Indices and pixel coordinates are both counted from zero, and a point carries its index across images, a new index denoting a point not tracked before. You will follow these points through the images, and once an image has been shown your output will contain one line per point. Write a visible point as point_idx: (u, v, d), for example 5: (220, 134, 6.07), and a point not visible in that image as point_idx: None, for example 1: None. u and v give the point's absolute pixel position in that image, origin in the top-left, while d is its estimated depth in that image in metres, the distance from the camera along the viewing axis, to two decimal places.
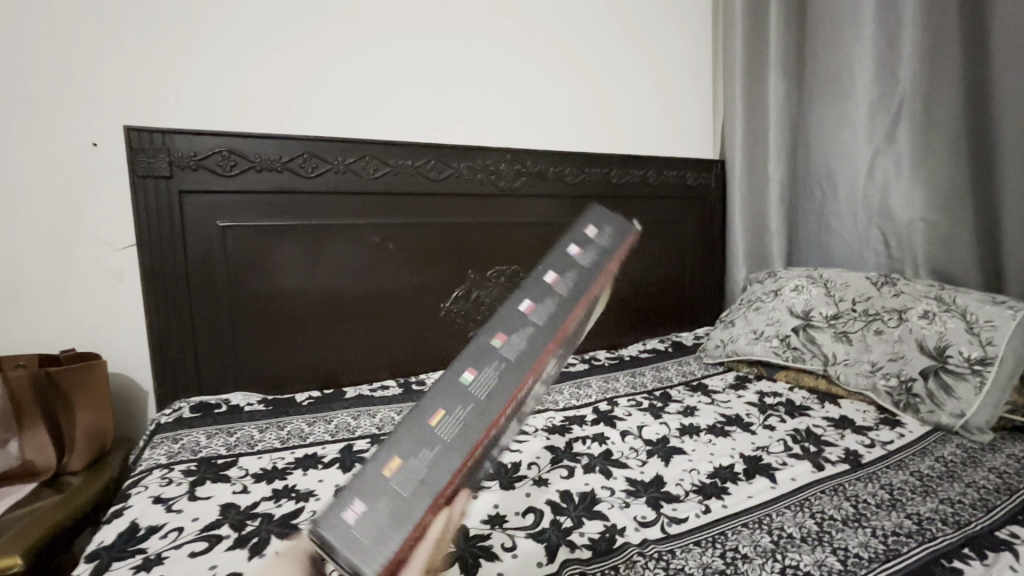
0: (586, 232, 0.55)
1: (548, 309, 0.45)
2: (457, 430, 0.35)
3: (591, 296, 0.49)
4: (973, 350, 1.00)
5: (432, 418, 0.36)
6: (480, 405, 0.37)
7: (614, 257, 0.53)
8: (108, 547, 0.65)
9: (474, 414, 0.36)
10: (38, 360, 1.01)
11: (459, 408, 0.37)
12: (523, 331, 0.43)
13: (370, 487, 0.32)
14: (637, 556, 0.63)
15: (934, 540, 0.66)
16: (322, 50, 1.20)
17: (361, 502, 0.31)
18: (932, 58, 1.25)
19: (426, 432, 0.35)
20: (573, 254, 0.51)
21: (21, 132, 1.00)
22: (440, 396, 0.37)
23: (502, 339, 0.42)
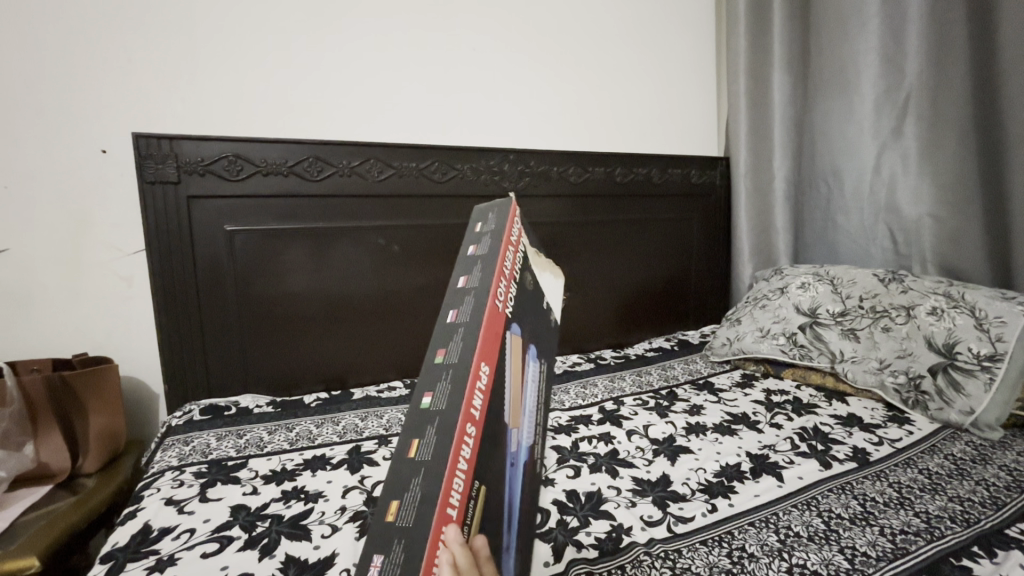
0: (474, 226, 0.43)
1: (470, 304, 0.35)
2: (433, 445, 0.31)
3: (513, 265, 0.39)
4: (982, 347, 0.99)
5: (405, 451, 0.31)
6: (446, 417, 0.31)
7: (510, 216, 0.41)
8: (122, 548, 0.66)
9: (444, 425, 0.31)
10: (52, 365, 1.03)
11: (429, 428, 0.31)
12: (456, 336, 0.34)
13: (376, 541, 0.29)
14: (643, 556, 0.63)
15: (942, 539, 0.65)
16: (325, 55, 1.21)
17: (378, 554, 0.28)
18: (940, 52, 1.24)
19: (406, 466, 0.30)
20: (472, 246, 0.40)
21: (31, 140, 1.02)
22: (404, 427, 0.32)
23: (442, 353, 0.34)
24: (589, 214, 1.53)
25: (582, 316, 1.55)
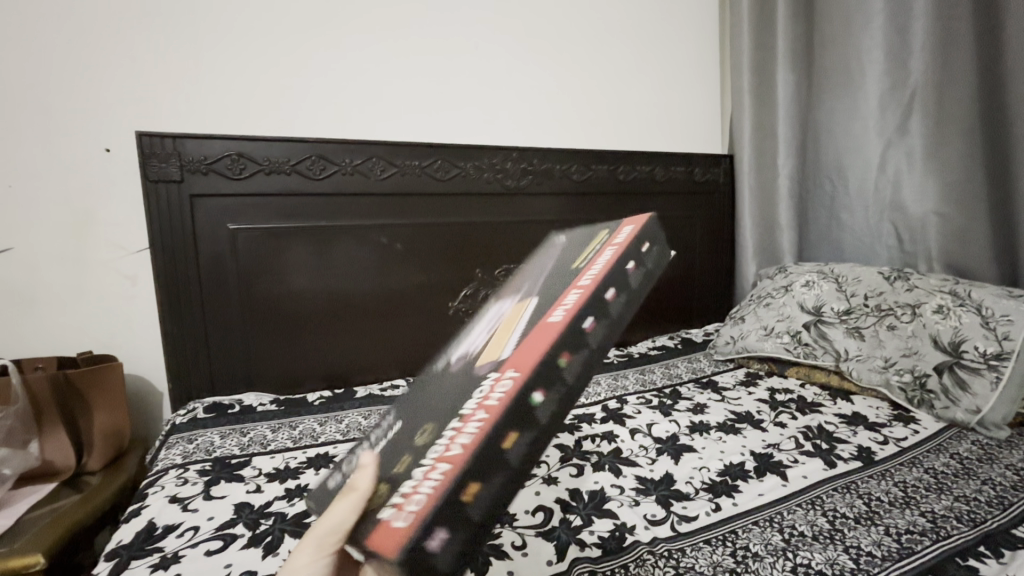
0: (643, 244, 0.48)
1: (604, 331, 0.41)
2: (530, 455, 0.34)
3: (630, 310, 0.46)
4: (989, 345, 0.99)
5: (505, 441, 0.33)
6: (546, 432, 0.35)
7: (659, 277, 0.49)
8: (126, 546, 0.66)
9: (541, 440, 0.35)
10: (56, 363, 1.03)
11: (530, 431, 0.34)
12: (583, 353, 0.39)
13: (447, 516, 0.30)
14: (647, 555, 0.63)
15: (948, 539, 0.65)
16: (327, 54, 1.21)
17: (443, 531, 0.30)
18: (947, 48, 1.22)
19: (499, 454, 0.33)
20: (632, 266, 0.46)
21: (35, 139, 1.02)
22: (511, 414, 0.34)
23: (568, 358, 0.38)
24: (592, 213, 1.53)
25: None
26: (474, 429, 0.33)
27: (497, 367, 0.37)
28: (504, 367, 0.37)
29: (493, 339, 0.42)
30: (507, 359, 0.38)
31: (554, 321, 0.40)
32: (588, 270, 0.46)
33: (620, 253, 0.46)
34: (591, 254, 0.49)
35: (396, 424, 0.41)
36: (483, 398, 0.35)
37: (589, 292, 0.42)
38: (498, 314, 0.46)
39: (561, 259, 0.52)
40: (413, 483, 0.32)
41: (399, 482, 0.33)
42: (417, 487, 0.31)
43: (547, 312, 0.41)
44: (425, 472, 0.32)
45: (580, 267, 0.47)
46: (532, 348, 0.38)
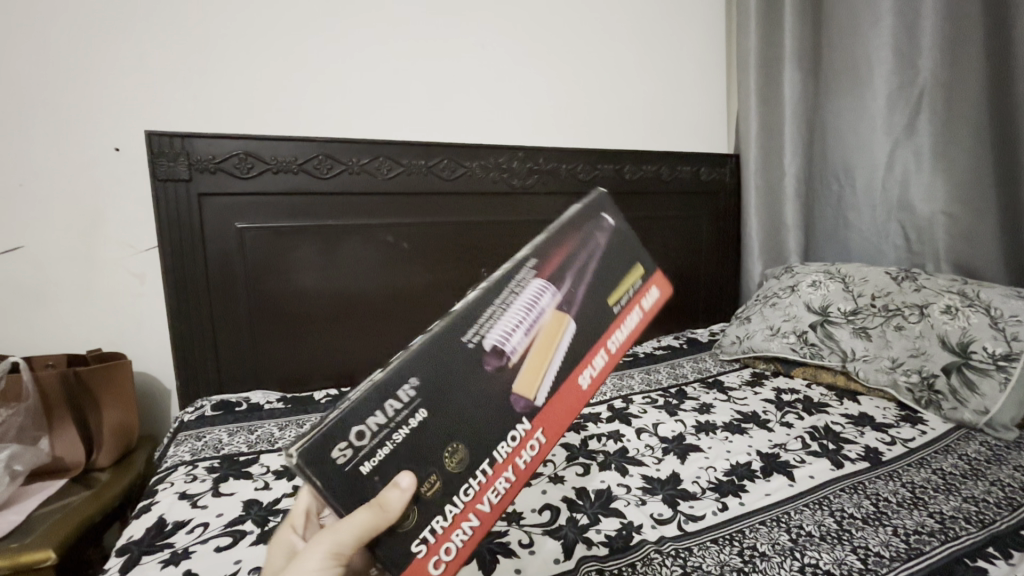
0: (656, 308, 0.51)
1: None
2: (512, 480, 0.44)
3: None
4: (998, 346, 0.98)
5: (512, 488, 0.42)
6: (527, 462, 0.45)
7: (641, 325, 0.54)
8: (137, 541, 0.67)
9: None
10: (66, 360, 1.04)
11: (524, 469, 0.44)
12: None
13: None
14: (654, 554, 0.63)
15: (957, 540, 0.65)
16: (332, 54, 1.21)
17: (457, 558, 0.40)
18: (955, 46, 1.23)
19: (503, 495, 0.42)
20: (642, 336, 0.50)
21: (44, 139, 1.03)
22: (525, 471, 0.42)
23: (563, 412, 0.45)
24: None
25: None
26: (504, 488, 0.40)
27: (530, 420, 0.41)
28: (535, 428, 0.41)
29: (531, 361, 0.41)
30: (541, 415, 0.41)
31: (581, 388, 0.43)
32: (620, 327, 0.46)
33: (646, 325, 0.48)
34: (629, 297, 0.47)
35: (421, 412, 0.38)
36: (517, 460, 0.40)
37: (615, 365, 0.45)
38: (538, 307, 0.42)
39: (603, 263, 0.47)
40: (448, 530, 0.38)
41: (430, 519, 0.38)
42: (453, 537, 0.38)
43: (579, 368, 0.43)
44: (460, 527, 0.38)
45: (618, 312, 0.46)
46: (560, 412, 0.42)
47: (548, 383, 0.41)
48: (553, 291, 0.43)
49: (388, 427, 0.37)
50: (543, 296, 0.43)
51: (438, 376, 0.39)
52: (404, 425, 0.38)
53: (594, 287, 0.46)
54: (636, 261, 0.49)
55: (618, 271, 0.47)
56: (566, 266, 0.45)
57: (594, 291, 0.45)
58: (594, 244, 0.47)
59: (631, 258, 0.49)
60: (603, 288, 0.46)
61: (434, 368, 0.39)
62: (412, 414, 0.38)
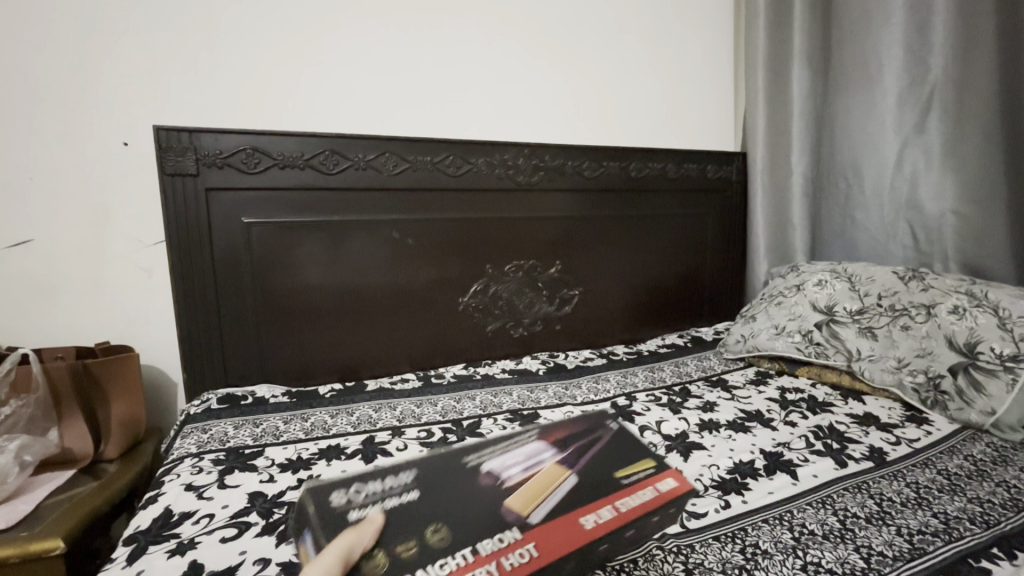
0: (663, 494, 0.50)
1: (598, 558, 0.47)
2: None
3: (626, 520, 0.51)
4: (1005, 346, 0.97)
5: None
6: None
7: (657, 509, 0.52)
8: (143, 531, 0.67)
9: None
10: (74, 352, 1.06)
11: None
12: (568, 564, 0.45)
13: None
14: (656, 550, 0.63)
15: (961, 540, 0.65)
16: (339, 50, 1.22)
17: None
18: (966, 45, 1.22)
19: None
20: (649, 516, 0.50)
21: (56, 133, 1.04)
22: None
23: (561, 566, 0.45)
24: (602, 210, 1.52)
25: (592, 314, 1.55)
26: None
27: (522, 531, 0.43)
28: (525, 538, 0.43)
29: (524, 488, 0.48)
30: (531, 531, 0.44)
31: (582, 527, 0.45)
32: (628, 493, 0.49)
33: (658, 504, 0.48)
34: (637, 476, 0.51)
35: (411, 491, 0.47)
36: (503, 558, 0.41)
37: (621, 522, 0.45)
38: (538, 457, 0.52)
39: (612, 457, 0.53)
40: None
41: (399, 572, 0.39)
42: None
43: (581, 510, 0.46)
44: None
45: (620, 482, 0.50)
46: (555, 537, 0.43)
47: (545, 507, 0.46)
48: (557, 452, 0.53)
49: (383, 494, 0.46)
50: (545, 452, 0.53)
51: (436, 477, 0.49)
52: (395, 495, 0.47)
53: (599, 465, 0.52)
54: (643, 456, 0.54)
55: (623, 459, 0.53)
56: (572, 442, 0.55)
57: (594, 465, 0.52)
58: (600, 436, 0.56)
59: (639, 455, 0.54)
60: (606, 465, 0.52)
61: (435, 473, 0.50)
62: (404, 491, 0.47)
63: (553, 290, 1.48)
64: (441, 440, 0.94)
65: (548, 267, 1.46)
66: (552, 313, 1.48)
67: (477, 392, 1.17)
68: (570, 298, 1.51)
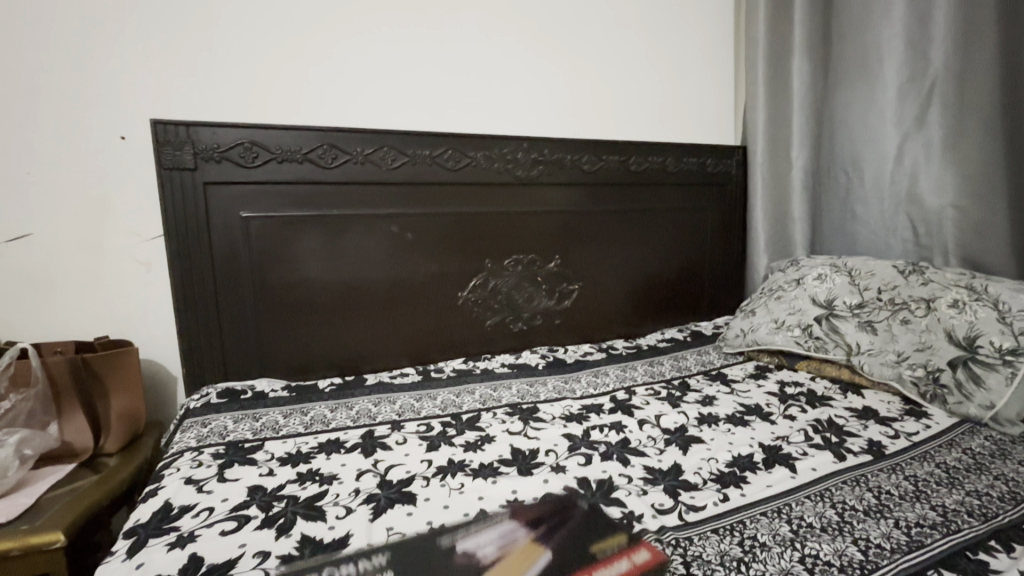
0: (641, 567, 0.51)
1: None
2: None
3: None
4: (1005, 340, 0.97)
5: None
6: None
7: None
8: (144, 525, 0.67)
9: None
10: (74, 347, 1.06)
11: None
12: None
13: None
14: (655, 543, 0.63)
15: (959, 532, 0.65)
16: (337, 43, 1.21)
17: None
18: (968, 38, 1.21)
19: None
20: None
21: (54, 126, 1.04)
22: None
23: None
24: (601, 204, 1.52)
25: (592, 309, 1.55)
26: None
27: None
28: None
29: (499, 565, 0.49)
30: None
31: None
32: (605, 566, 0.49)
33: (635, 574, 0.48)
34: (612, 551, 0.51)
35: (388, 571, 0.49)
36: None
37: None
38: (512, 536, 0.53)
39: (586, 534, 0.54)
40: None
41: None
42: None
43: None
44: None
45: (596, 557, 0.50)
46: None
47: None
48: (530, 530, 0.54)
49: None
50: (518, 530, 0.54)
51: (409, 559, 0.51)
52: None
53: (574, 541, 0.53)
54: (615, 530, 0.55)
55: (596, 533, 0.54)
56: (543, 520, 0.56)
57: (570, 542, 0.53)
58: (571, 514, 0.57)
59: (613, 530, 0.55)
60: (581, 541, 0.53)
61: (407, 555, 0.51)
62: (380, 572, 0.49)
63: (553, 285, 1.48)
64: (441, 435, 0.94)
65: (547, 262, 1.46)
66: (551, 308, 1.48)
67: (476, 386, 1.17)
68: (570, 292, 1.51)
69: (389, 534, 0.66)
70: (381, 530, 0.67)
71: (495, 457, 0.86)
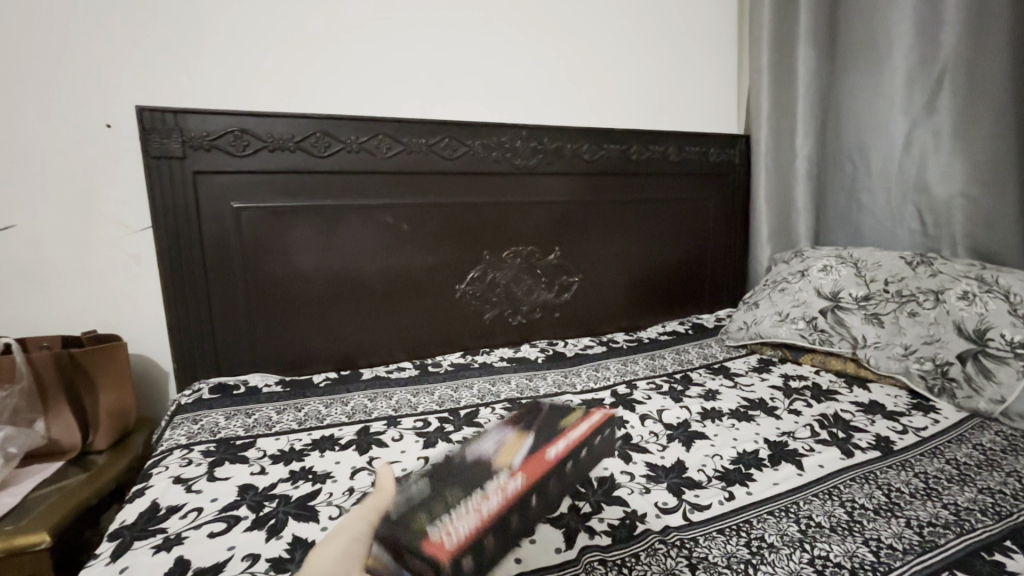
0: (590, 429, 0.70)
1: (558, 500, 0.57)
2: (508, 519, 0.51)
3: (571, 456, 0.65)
4: (1016, 333, 0.95)
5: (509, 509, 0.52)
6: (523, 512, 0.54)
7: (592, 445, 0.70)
8: (129, 526, 0.65)
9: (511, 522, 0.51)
10: (60, 342, 1.03)
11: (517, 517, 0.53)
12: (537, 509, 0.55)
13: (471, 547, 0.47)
14: (658, 543, 0.61)
15: (973, 532, 0.63)
16: (330, 27, 1.17)
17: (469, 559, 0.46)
18: (980, 21, 1.17)
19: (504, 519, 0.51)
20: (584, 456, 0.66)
21: (36, 114, 1.00)
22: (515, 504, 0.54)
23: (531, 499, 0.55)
24: (602, 194, 1.48)
25: (592, 301, 1.52)
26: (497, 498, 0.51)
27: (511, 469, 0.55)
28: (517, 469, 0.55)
29: (504, 447, 0.60)
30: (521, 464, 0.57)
31: (550, 457, 0.60)
32: (572, 434, 0.66)
33: (587, 437, 0.68)
34: (573, 422, 0.70)
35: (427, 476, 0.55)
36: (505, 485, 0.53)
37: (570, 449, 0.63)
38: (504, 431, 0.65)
39: (551, 417, 0.71)
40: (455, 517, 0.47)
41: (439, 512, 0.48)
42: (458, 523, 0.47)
43: (547, 447, 0.61)
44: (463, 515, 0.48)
45: (564, 428, 0.68)
46: (536, 467, 0.57)
47: (524, 452, 0.59)
48: (513, 424, 0.68)
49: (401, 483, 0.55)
50: (507, 429, 0.67)
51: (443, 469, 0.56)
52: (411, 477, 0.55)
53: (546, 421, 0.69)
54: (571, 409, 0.74)
55: (558, 416, 0.71)
56: (520, 420, 0.70)
57: (544, 423, 0.68)
58: (538, 411, 0.73)
59: (568, 412, 0.73)
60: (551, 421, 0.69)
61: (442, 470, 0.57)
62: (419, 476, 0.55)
63: (552, 277, 1.45)
64: (438, 431, 0.92)
65: (547, 253, 1.43)
66: (551, 300, 1.46)
67: (475, 380, 1.15)
68: (570, 284, 1.48)
69: None
70: None
71: None
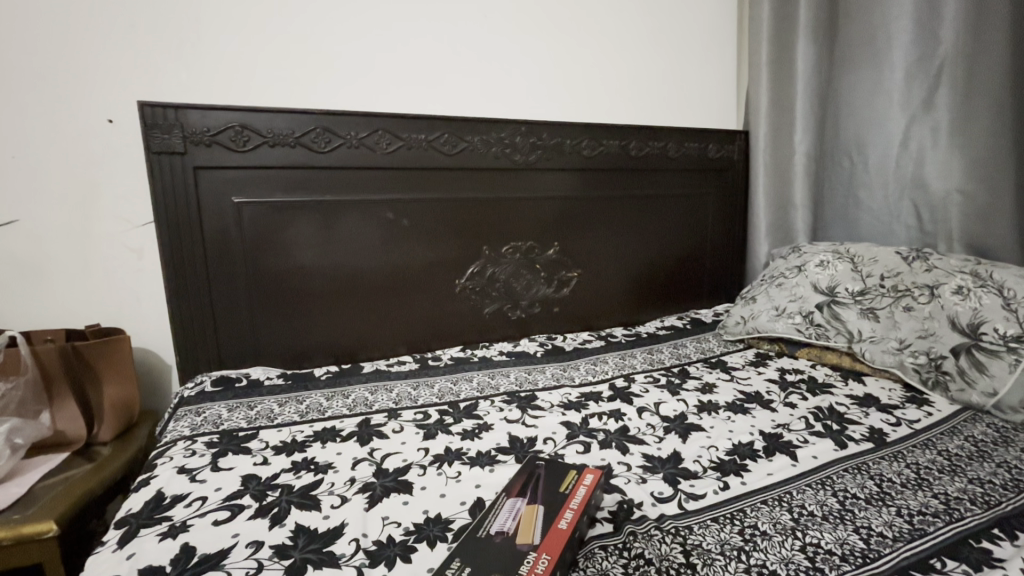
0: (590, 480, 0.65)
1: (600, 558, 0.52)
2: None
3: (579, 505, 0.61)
4: (1010, 327, 0.96)
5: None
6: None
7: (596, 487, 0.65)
8: (135, 514, 0.67)
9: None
10: (65, 335, 1.04)
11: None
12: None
13: None
14: (654, 530, 0.63)
15: (962, 520, 0.64)
16: (330, 22, 1.17)
17: None
18: (979, 18, 1.18)
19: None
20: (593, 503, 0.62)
21: (38, 109, 1.01)
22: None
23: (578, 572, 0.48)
24: (601, 190, 1.49)
25: (591, 296, 1.53)
26: None
27: (536, 552, 0.53)
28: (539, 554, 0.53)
29: (519, 528, 0.57)
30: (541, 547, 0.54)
31: (564, 529, 0.56)
32: (575, 495, 0.62)
33: (592, 490, 0.63)
34: (573, 483, 0.65)
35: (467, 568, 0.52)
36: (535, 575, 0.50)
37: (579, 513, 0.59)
38: (514, 507, 0.61)
39: (553, 477, 0.67)
40: None
41: None
42: None
43: (557, 520, 0.58)
44: None
45: (568, 491, 0.63)
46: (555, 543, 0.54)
47: (541, 532, 0.56)
48: (520, 495, 0.64)
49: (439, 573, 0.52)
50: (517, 502, 0.62)
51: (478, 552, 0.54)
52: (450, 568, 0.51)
53: (550, 486, 0.65)
54: (568, 468, 0.68)
55: (557, 476, 0.67)
56: (525, 487, 0.66)
57: (547, 490, 0.64)
58: (537, 472, 0.69)
59: (566, 469, 0.69)
60: (553, 485, 0.65)
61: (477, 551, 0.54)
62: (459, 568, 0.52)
63: (551, 272, 1.46)
64: (438, 423, 0.93)
65: (546, 249, 1.44)
66: (550, 295, 1.47)
67: (474, 374, 1.16)
68: (568, 280, 1.49)
69: (383, 523, 0.65)
70: (376, 519, 0.66)
71: (492, 445, 0.85)
